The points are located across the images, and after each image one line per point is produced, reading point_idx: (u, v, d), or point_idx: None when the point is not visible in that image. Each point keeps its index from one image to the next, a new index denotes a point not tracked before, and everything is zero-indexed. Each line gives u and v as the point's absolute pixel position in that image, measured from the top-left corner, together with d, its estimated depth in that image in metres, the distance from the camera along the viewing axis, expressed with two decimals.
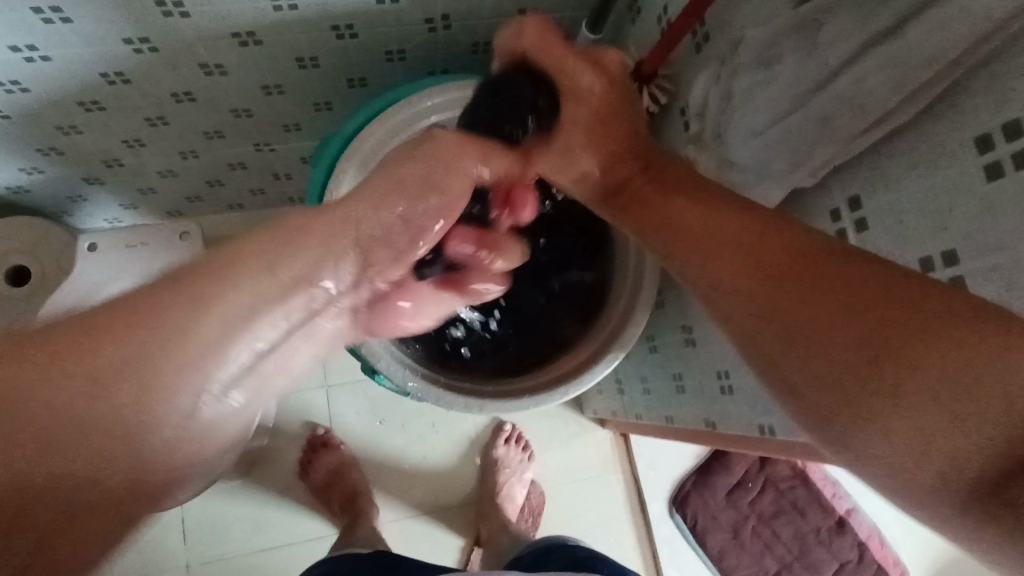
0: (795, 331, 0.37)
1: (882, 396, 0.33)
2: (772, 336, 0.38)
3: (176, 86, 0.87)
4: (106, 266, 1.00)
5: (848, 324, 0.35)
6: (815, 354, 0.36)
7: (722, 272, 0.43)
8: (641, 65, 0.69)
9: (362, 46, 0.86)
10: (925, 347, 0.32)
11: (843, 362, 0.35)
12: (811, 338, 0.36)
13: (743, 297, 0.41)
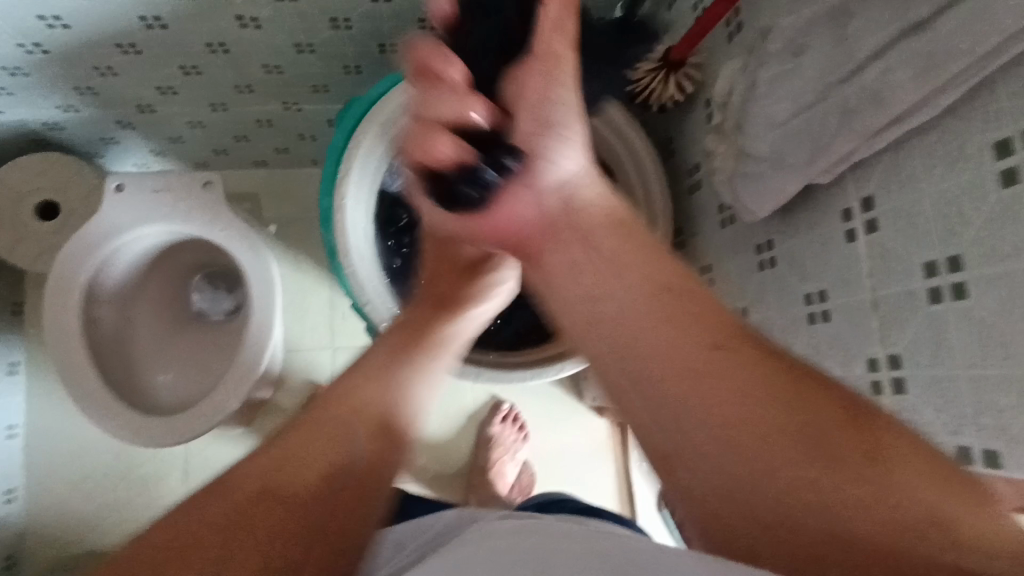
0: (693, 422, 0.36)
1: (775, 477, 0.33)
2: (698, 425, 0.36)
3: (210, 36, 0.88)
4: (131, 210, 1.03)
5: (765, 422, 0.35)
6: (733, 447, 0.35)
7: (650, 341, 0.39)
8: (670, 52, 0.69)
9: (396, 11, 0.86)
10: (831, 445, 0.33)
11: (761, 452, 0.34)
12: (737, 435, 0.35)
13: (646, 370, 0.39)
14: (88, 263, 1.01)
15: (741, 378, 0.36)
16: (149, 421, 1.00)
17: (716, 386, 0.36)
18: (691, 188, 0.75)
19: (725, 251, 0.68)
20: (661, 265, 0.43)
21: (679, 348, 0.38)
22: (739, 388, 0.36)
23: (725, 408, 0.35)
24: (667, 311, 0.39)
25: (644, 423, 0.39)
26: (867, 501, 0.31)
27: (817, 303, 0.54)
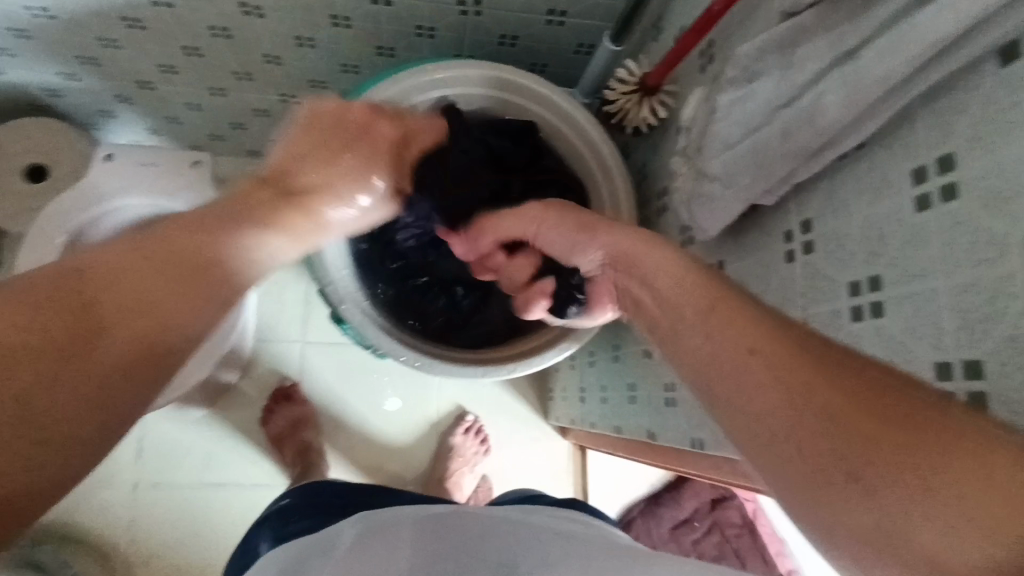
0: (830, 480, 0.34)
1: (938, 501, 0.30)
2: (843, 468, 0.33)
3: (214, 20, 0.91)
4: (116, 181, 1.04)
5: (914, 458, 0.31)
6: (888, 487, 0.32)
7: (764, 405, 0.37)
8: (646, 77, 0.71)
9: (395, 15, 0.89)
10: (982, 465, 0.30)
11: (912, 482, 0.31)
12: (888, 472, 0.32)
13: (768, 425, 0.37)
14: (66, 227, 1.02)
15: (870, 428, 0.33)
16: None
17: (854, 441, 0.33)
18: (659, 210, 0.77)
19: None
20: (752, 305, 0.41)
21: (797, 390, 0.36)
22: (869, 437, 0.33)
23: (875, 456, 0.32)
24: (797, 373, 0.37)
25: (798, 479, 0.35)
26: (1004, 530, 0.28)
27: None
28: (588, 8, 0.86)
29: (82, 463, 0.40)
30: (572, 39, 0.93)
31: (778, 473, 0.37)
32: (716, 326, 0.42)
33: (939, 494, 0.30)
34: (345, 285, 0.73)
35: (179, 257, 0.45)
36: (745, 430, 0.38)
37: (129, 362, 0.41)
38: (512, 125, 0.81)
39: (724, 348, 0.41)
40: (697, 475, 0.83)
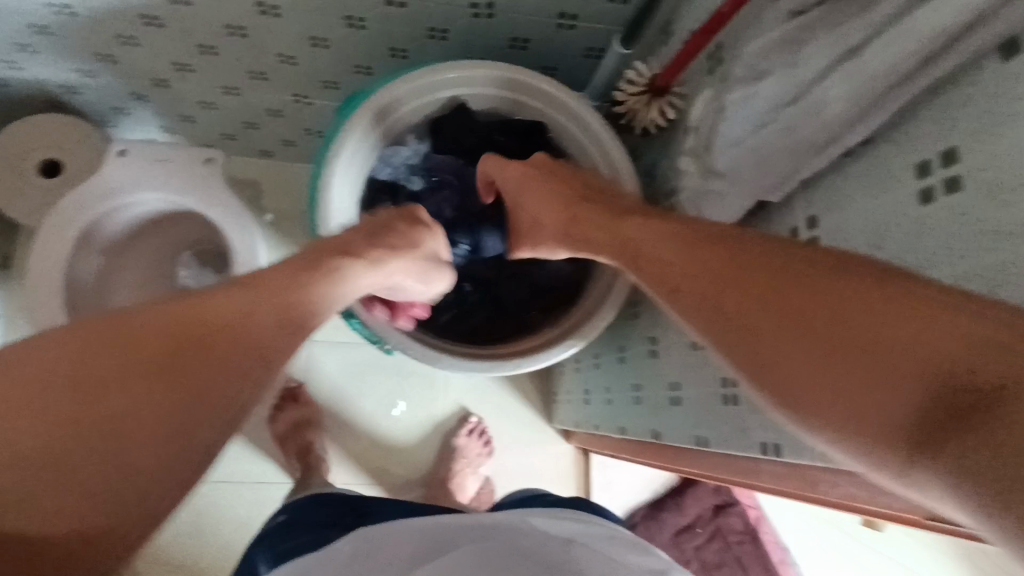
0: (806, 346, 0.40)
1: (882, 329, 0.36)
2: (807, 332, 0.40)
3: (230, 19, 0.92)
4: (128, 175, 1.05)
5: (855, 306, 0.38)
6: (841, 333, 0.38)
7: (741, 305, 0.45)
8: (657, 77, 0.73)
9: (408, 17, 0.90)
10: (902, 296, 0.36)
11: (859, 323, 0.37)
12: (839, 322, 0.39)
13: (751, 318, 0.44)
14: (79, 219, 1.03)
15: (820, 296, 0.40)
16: None
17: (811, 304, 0.40)
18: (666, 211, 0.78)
19: None
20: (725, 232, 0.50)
21: (762, 280, 0.44)
22: (820, 302, 0.40)
23: (828, 311, 0.39)
24: (762, 270, 0.45)
25: (782, 358, 0.41)
26: (926, 331, 0.34)
27: None
28: (598, 12, 0.87)
29: (135, 516, 0.48)
30: (582, 43, 0.94)
31: (764, 359, 0.42)
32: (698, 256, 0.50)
33: (880, 323, 0.37)
34: None
35: (173, 330, 0.52)
36: (728, 332, 0.45)
37: (155, 419, 0.50)
38: (522, 125, 0.83)
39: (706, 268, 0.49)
40: (700, 476, 0.83)
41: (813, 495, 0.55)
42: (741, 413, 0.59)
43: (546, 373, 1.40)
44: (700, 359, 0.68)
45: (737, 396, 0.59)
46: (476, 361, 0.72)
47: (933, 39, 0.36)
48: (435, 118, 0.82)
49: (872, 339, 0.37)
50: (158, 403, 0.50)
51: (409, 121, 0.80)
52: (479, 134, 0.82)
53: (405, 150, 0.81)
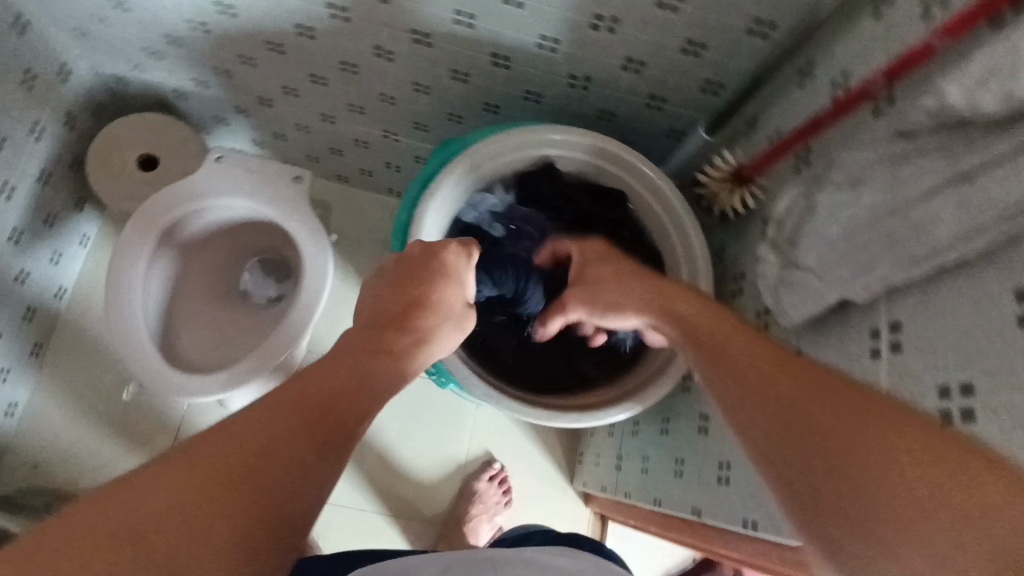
0: (839, 476, 0.41)
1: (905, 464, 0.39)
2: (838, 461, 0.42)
3: (347, 57, 1.00)
4: (219, 180, 1.12)
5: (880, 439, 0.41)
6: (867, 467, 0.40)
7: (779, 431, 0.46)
8: (742, 168, 0.78)
9: (510, 78, 0.97)
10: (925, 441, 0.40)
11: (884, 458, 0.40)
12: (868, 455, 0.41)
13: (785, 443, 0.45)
14: (168, 216, 1.09)
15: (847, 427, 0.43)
16: (179, 379, 1.04)
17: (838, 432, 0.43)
18: (734, 293, 0.81)
19: None
20: (756, 351, 0.53)
21: (796, 404, 0.46)
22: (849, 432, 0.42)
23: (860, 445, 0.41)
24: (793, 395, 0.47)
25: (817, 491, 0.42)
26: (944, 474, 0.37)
27: None
28: (689, 99, 0.92)
29: None
30: (666, 125, 0.99)
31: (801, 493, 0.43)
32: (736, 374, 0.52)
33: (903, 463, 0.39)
34: None
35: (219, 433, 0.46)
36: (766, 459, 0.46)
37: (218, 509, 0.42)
38: (603, 190, 0.87)
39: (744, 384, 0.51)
40: (733, 558, 0.83)
41: None
42: None
43: (574, 431, 1.40)
44: None
45: None
46: (538, 410, 0.74)
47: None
48: (522, 171, 0.86)
49: (902, 476, 0.39)
50: (223, 510, 0.42)
51: (501, 173, 0.85)
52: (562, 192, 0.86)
53: (492, 198, 0.85)
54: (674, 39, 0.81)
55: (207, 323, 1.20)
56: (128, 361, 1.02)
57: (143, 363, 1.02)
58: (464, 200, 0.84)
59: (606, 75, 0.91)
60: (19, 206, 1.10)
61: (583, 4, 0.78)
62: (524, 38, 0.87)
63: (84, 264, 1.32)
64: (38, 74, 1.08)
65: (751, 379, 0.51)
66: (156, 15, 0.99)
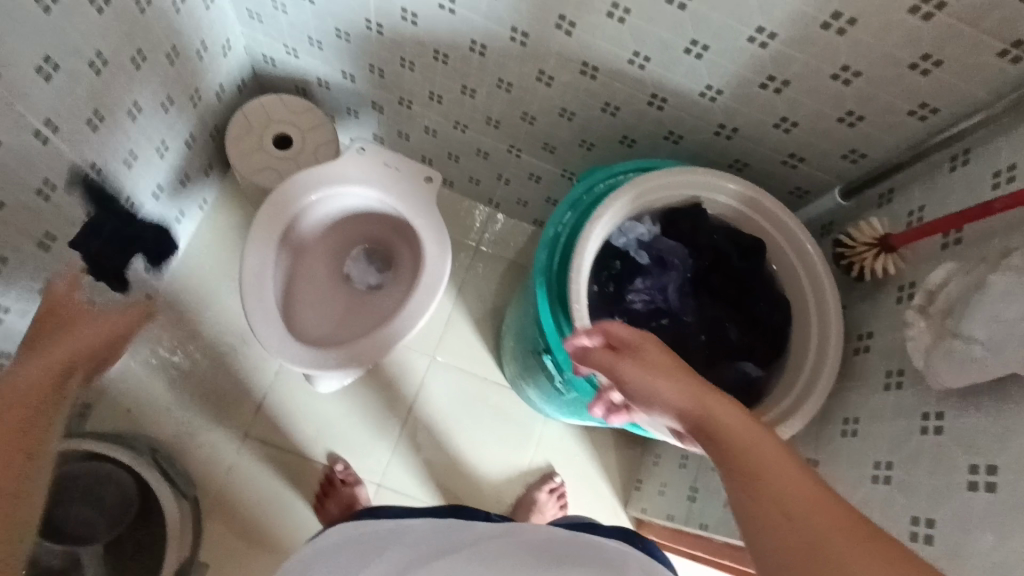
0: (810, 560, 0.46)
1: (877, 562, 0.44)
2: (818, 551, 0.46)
3: (507, 75, 1.07)
4: (357, 172, 1.19)
5: (851, 538, 0.45)
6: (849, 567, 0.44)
7: (768, 507, 0.49)
8: (890, 237, 0.83)
9: (658, 118, 1.03)
10: (884, 544, 0.45)
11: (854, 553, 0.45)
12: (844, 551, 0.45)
13: (772, 522, 0.49)
14: (304, 199, 1.15)
15: (826, 520, 0.47)
16: (304, 351, 1.08)
17: (821, 523, 0.47)
18: (858, 350, 0.87)
19: (881, 411, 0.78)
20: (759, 438, 0.55)
21: (780, 490, 0.50)
22: (829, 528, 0.47)
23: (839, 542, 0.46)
24: (778, 480, 0.51)
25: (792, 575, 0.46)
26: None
27: (982, 475, 0.63)
28: (827, 162, 0.98)
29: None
30: (794, 183, 1.05)
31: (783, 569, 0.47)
32: (729, 454, 0.55)
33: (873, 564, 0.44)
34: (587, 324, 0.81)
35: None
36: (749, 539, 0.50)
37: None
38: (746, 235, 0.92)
39: (740, 467, 0.53)
40: None
41: None
42: (935, 554, 0.64)
43: (634, 459, 1.44)
44: (882, 493, 0.74)
45: (933, 537, 0.65)
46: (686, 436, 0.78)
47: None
48: (671, 206, 0.93)
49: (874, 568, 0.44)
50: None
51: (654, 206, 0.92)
52: (708, 231, 0.91)
53: (641, 227, 0.91)
54: (835, 108, 0.89)
55: (315, 301, 1.26)
56: (256, 328, 1.06)
57: (272, 331, 1.07)
58: (617, 225, 0.89)
59: (754, 129, 0.98)
60: (169, 164, 1.16)
61: (763, 66, 0.87)
62: (691, 86, 0.94)
63: (199, 225, 1.36)
64: (209, 46, 1.15)
65: (746, 459, 0.53)
66: (339, 10, 1.08)
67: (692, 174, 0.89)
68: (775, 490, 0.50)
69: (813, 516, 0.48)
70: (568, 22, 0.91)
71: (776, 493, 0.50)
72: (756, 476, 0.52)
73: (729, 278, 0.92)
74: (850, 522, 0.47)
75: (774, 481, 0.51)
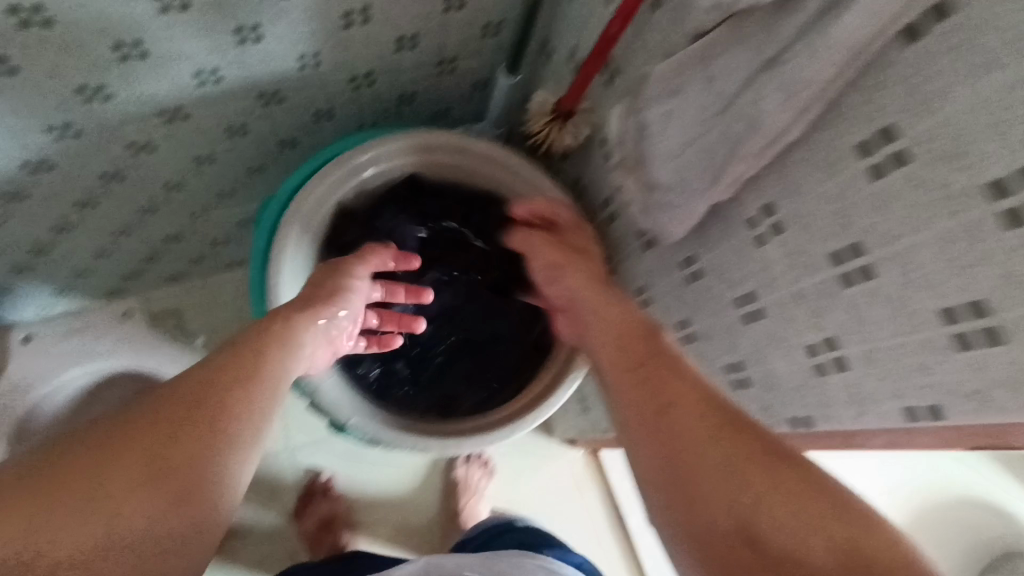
0: (709, 484, 0.46)
1: (745, 498, 0.45)
2: (688, 475, 0.48)
3: (103, 168, 0.83)
4: (33, 370, 1.06)
5: (750, 453, 0.47)
6: (720, 500, 0.46)
7: (658, 419, 0.52)
8: (560, 103, 0.74)
9: (290, 109, 0.85)
10: (770, 471, 0.45)
11: (734, 483, 0.46)
12: (729, 473, 0.46)
13: (650, 418, 0.52)
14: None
15: (734, 443, 0.48)
16: None
17: (717, 430, 0.49)
18: (608, 219, 0.80)
19: (657, 272, 0.73)
20: (643, 340, 0.59)
21: (697, 401, 0.51)
22: (726, 435, 0.49)
23: (724, 462, 0.47)
24: (684, 395, 0.52)
25: (666, 475, 0.49)
26: (760, 520, 0.44)
27: (748, 304, 0.59)
28: (477, 48, 0.86)
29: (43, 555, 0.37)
30: (467, 79, 0.92)
31: (644, 467, 0.51)
32: (631, 331, 0.61)
33: (760, 507, 0.44)
34: (345, 400, 0.77)
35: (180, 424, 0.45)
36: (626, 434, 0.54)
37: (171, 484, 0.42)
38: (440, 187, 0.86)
39: (642, 357, 0.58)
40: None
41: (853, 447, 0.56)
42: (758, 392, 0.61)
43: None
44: (696, 350, 0.70)
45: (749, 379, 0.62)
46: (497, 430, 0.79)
47: (858, 39, 0.38)
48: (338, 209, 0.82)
49: (754, 510, 0.44)
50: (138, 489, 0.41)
51: None
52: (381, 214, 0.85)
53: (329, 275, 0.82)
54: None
55: None
56: None
57: None
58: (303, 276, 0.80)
59: (384, 64, 0.82)
60: None
61: (328, 11, 0.69)
62: (283, 64, 0.75)
63: None
64: None
65: (614, 339, 0.62)
66: None
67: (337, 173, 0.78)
68: (671, 399, 0.52)
69: (715, 427, 0.49)
70: (95, 88, 0.68)
71: (673, 406, 0.51)
72: (647, 401, 0.54)
73: (467, 226, 0.87)
74: (758, 456, 0.46)
75: (690, 395, 0.52)
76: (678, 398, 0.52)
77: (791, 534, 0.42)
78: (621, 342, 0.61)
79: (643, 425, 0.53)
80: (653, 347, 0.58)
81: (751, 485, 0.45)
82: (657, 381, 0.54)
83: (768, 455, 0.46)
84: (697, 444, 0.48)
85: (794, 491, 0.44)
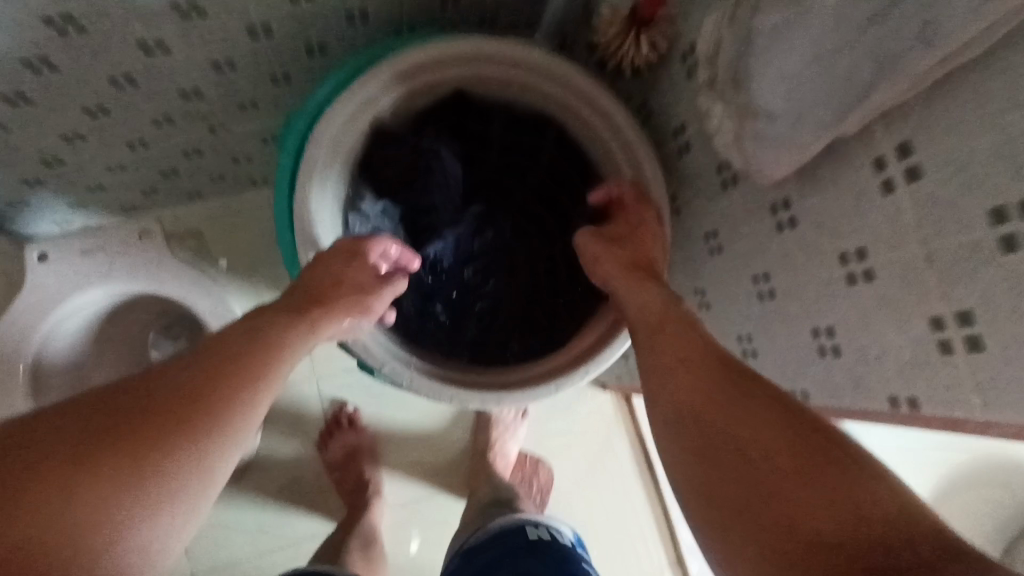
0: (742, 484, 0.44)
1: (779, 497, 0.42)
2: (724, 472, 0.46)
3: (111, 70, 0.74)
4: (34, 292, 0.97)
5: (776, 448, 0.44)
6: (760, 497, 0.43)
7: (692, 405, 0.51)
8: (637, 9, 0.63)
9: (319, 9, 0.74)
10: (818, 463, 0.42)
11: (767, 481, 0.43)
12: (758, 470, 0.44)
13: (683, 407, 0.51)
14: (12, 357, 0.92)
15: (766, 438, 0.45)
16: None
17: (750, 423, 0.47)
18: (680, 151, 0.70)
19: (736, 216, 0.63)
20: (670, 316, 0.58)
21: (726, 394, 0.49)
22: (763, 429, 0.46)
23: (754, 460, 0.45)
24: (709, 387, 0.51)
25: (704, 474, 0.47)
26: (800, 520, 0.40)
27: (855, 263, 0.50)
28: None
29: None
30: None
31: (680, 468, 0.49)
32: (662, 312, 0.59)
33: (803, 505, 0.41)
34: (377, 344, 0.71)
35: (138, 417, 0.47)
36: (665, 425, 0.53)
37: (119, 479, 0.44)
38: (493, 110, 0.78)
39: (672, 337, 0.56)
40: None
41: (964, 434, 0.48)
42: (851, 364, 0.53)
43: None
44: (774, 309, 0.61)
45: (839, 349, 0.54)
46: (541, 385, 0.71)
47: None
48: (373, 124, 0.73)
49: (791, 511, 0.41)
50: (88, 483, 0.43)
51: None
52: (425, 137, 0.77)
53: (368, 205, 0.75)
54: None
55: None
56: None
57: None
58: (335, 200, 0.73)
59: None
60: None
61: None
62: None
63: None
64: None
65: (643, 317, 0.60)
66: None
67: (374, 86, 0.69)
68: (700, 391, 0.51)
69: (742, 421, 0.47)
70: None
71: (701, 401, 0.50)
72: (677, 387, 0.53)
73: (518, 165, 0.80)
74: (795, 450, 0.44)
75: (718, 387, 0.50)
76: (708, 390, 0.50)
77: (835, 532, 0.38)
78: (655, 320, 0.59)
79: (674, 414, 0.52)
80: (684, 327, 0.57)
81: (783, 482, 0.42)
82: (688, 364, 0.53)
83: (808, 454, 0.43)
84: (728, 436, 0.47)
85: (829, 491, 0.40)
